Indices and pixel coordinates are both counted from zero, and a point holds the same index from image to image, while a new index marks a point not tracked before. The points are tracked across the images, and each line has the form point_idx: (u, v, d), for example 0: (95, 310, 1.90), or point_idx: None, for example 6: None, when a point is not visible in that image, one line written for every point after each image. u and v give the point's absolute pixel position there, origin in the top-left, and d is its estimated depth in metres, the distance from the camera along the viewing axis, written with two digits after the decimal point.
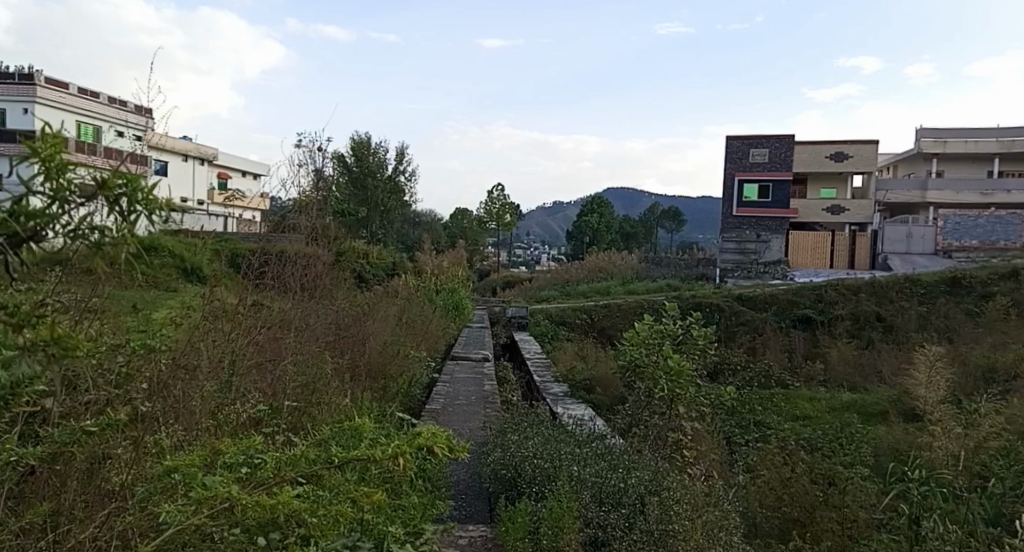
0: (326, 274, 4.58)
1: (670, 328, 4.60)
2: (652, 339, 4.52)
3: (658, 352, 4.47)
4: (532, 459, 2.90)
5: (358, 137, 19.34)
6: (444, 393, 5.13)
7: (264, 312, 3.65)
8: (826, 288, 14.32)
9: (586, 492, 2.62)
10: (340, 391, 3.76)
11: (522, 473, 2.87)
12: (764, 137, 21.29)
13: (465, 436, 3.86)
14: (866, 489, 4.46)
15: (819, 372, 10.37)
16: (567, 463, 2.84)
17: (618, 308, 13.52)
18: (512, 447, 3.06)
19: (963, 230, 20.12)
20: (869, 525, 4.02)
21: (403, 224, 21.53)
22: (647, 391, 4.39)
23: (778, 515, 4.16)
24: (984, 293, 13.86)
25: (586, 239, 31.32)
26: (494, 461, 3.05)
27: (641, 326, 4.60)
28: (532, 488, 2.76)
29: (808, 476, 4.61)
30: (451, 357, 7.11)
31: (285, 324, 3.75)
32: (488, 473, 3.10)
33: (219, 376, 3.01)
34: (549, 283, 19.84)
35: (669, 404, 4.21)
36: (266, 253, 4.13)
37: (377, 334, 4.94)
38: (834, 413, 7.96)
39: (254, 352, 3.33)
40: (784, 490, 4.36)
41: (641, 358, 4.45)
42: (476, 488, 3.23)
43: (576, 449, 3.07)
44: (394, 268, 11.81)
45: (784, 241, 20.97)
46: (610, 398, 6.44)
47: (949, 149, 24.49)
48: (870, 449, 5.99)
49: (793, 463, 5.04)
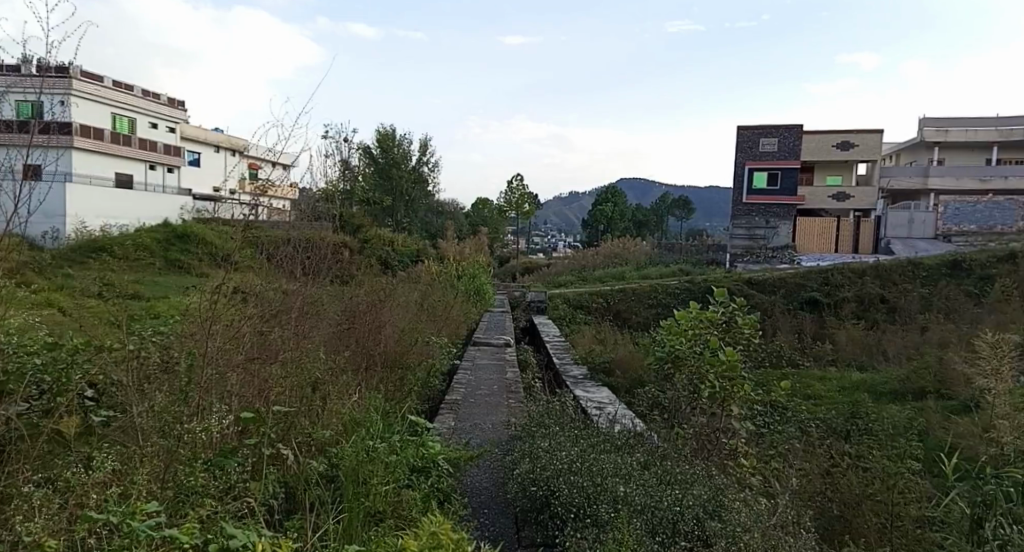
0: (327, 260, 4.71)
1: (715, 314, 4.45)
2: (696, 330, 4.42)
3: (704, 343, 4.38)
4: (567, 476, 2.77)
5: (382, 129, 19.27)
6: (464, 383, 5.30)
7: (258, 302, 3.49)
8: (832, 272, 14.22)
9: (638, 520, 2.53)
10: (349, 389, 3.74)
11: (557, 492, 2.73)
12: (774, 126, 21.07)
13: (489, 437, 3.94)
14: (917, 484, 4.50)
15: (828, 351, 10.43)
16: (611, 482, 2.73)
17: (632, 292, 13.61)
18: (544, 461, 2.92)
19: (962, 215, 19.92)
20: (921, 521, 4.06)
21: (427, 212, 21.82)
22: (688, 386, 4.27)
23: (820, 511, 4.05)
24: (984, 275, 13.67)
25: (601, 227, 31.17)
26: (521, 476, 2.92)
27: (680, 318, 4.51)
28: (571, 513, 2.62)
29: (856, 470, 4.68)
30: (473, 342, 7.31)
31: (282, 315, 3.60)
32: (515, 490, 2.93)
33: (175, 386, 2.90)
34: (565, 268, 19.99)
35: (722, 404, 4.16)
36: (280, 242, 4.17)
37: (394, 322, 5.04)
38: (845, 392, 8.08)
39: (242, 351, 3.15)
40: (832, 487, 4.27)
41: (682, 350, 4.38)
42: (498, 501, 3.14)
43: (617, 461, 2.97)
44: (417, 255, 12.09)
45: (791, 226, 20.93)
46: (630, 381, 6.61)
47: (951, 138, 24.27)
48: (892, 436, 6.05)
49: (822, 454, 5.12)
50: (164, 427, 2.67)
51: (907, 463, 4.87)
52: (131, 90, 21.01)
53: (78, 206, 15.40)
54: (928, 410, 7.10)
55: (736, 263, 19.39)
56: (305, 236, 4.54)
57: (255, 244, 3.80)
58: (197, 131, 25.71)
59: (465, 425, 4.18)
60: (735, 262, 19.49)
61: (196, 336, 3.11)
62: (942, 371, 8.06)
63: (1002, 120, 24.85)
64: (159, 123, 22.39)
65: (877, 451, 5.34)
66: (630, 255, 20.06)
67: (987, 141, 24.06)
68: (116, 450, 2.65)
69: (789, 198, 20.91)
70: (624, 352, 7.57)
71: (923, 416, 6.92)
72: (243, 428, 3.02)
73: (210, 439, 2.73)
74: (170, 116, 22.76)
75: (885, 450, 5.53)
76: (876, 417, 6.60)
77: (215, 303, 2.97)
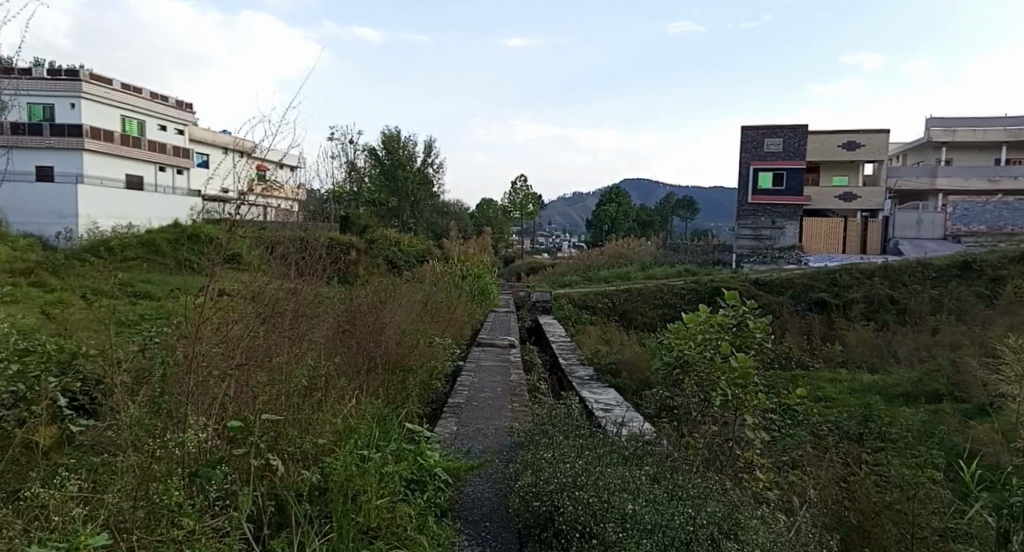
0: (322, 258, 4.59)
1: (725, 318, 4.27)
2: (707, 334, 4.25)
3: (715, 347, 4.22)
4: (570, 492, 2.64)
5: (388, 130, 19.23)
6: (467, 385, 5.28)
7: (245, 303, 3.24)
8: (840, 272, 14.08)
9: (649, 541, 2.39)
10: (347, 394, 3.57)
11: (560, 509, 2.58)
12: (779, 126, 20.92)
13: (493, 443, 3.89)
14: (940, 494, 4.39)
15: (838, 352, 10.34)
16: (618, 498, 2.60)
17: (638, 292, 13.57)
18: (547, 474, 2.79)
19: (971, 215, 19.73)
20: (943, 532, 3.96)
21: (432, 212, 21.91)
22: (697, 394, 4.18)
23: (840, 520, 3.99)
24: (995, 276, 13.50)
25: (606, 227, 31.11)
26: (523, 490, 2.78)
27: (688, 321, 4.36)
28: (574, 531, 2.48)
29: (876, 480, 4.58)
30: (477, 342, 7.28)
31: (270, 318, 3.35)
32: (517, 505, 2.78)
33: (148, 398, 2.64)
34: (571, 268, 19.93)
35: (737, 413, 4.05)
36: (278, 243, 4.10)
37: (397, 325, 5.02)
38: (855, 394, 8.01)
39: (230, 354, 2.86)
40: (851, 498, 4.20)
41: (691, 355, 4.22)
42: (499, 510, 3.04)
43: (625, 474, 2.85)
44: (422, 255, 12.11)
45: (798, 227, 20.77)
46: (636, 383, 6.59)
47: (959, 138, 24.07)
48: (905, 442, 5.95)
49: (837, 461, 5.03)
50: (137, 442, 2.36)
51: (927, 473, 4.76)
52: (139, 93, 21.23)
53: (89, 207, 15.67)
54: (942, 414, 7.02)
55: (744, 264, 19.25)
56: (298, 237, 4.41)
57: (250, 242, 3.60)
58: (205, 133, 25.92)
59: (467, 430, 4.15)
60: (744, 262, 19.41)
61: (179, 338, 2.82)
62: (956, 377, 7.94)
63: (1011, 119, 24.59)
64: (167, 125, 22.37)
65: (895, 459, 5.24)
66: (636, 254, 20.03)
67: (997, 140, 23.82)
68: (90, 466, 2.43)
69: (796, 199, 20.77)
70: (629, 353, 7.54)
71: (937, 420, 6.86)
72: (231, 438, 2.73)
73: (191, 453, 2.47)
74: (177, 118, 22.87)
75: (903, 457, 5.42)
76: (888, 421, 6.51)
77: (200, 307, 2.68)
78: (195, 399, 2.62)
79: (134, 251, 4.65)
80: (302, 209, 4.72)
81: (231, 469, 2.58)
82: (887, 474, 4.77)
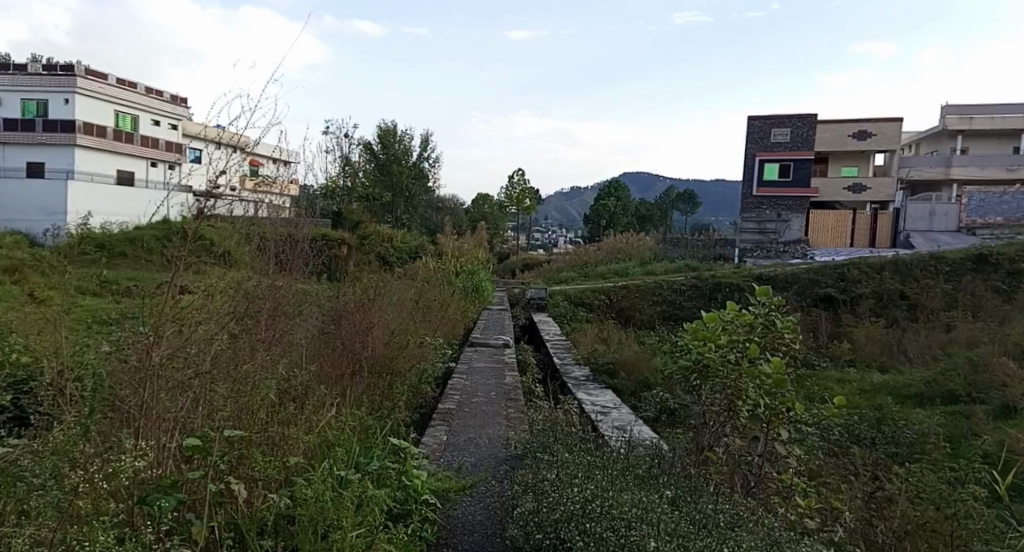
0: (307, 255, 4.44)
1: (756, 316, 3.80)
2: (737, 335, 3.80)
3: (743, 349, 3.78)
4: (579, 522, 2.52)
5: (384, 125, 19.06)
6: (458, 389, 5.17)
7: (215, 309, 3.07)
8: (847, 266, 13.96)
9: None
10: (325, 405, 3.46)
11: (569, 541, 2.48)
12: (787, 115, 20.97)
13: (482, 456, 3.78)
14: (977, 508, 4.25)
15: (847, 351, 10.24)
16: (632, 527, 2.45)
17: (636, 288, 13.45)
18: (554, 502, 2.69)
19: (987, 207, 19.47)
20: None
21: (427, 207, 21.78)
22: (721, 403, 3.84)
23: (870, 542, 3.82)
24: (1011, 271, 13.40)
25: (603, 222, 30.95)
26: (528, 518, 2.69)
27: (710, 320, 3.94)
28: None
29: (909, 495, 4.42)
30: (470, 342, 7.19)
31: (243, 319, 3.20)
32: (520, 535, 2.69)
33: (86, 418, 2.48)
34: (568, 265, 19.86)
35: (769, 428, 3.71)
36: (258, 240, 3.98)
37: (385, 325, 4.89)
38: (866, 395, 7.93)
39: (194, 363, 2.70)
40: (882, 520, 4.04)
41: (715, 362, 3.78)
42: (492, 534, 2.95)
43: (639, 497, 2.71)
44: (416, 251, 11.99)
45: (804, 220, 20.72)
46: (634, 384, 6.53)
47: (976, 125, 23.95)
48: (918, 450, 5.85)
49: (852, 475, 4.90)
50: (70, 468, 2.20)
51: (964, 487, 4.61)
52: (133, 87, 21.11)
53: (79, 204, 15.63)
54: (965, 416, 6.93)
55: (746, 258, 19.06)
56: (283, 234, 4.29)
57: (225, 241, 3.45)
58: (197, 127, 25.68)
59: (458, 440, 4.05)
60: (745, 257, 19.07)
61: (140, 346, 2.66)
62: (973, 376, 7.87)
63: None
64: (160, 120, 22.19)
65: (924, 470, 5.09)
66: (633, 251, 19.91)
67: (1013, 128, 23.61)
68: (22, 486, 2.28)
69: (801, 190, 20.87)
70: (628, 352, 7.47)
71: (959, 423, 6.75)
72: (188, 457, 2.60)
73: (142, 475, 2.32)
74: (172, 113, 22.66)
75: (939, 471, 5.24)
76: (904, 424, 6.41)
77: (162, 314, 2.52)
78: (148, 415, 2.47)
79: (103, 253, 4.50)
80: (287, 204, 4.57)
81: (187, 495, 2.41)
82: (911, 486, 4.62)
